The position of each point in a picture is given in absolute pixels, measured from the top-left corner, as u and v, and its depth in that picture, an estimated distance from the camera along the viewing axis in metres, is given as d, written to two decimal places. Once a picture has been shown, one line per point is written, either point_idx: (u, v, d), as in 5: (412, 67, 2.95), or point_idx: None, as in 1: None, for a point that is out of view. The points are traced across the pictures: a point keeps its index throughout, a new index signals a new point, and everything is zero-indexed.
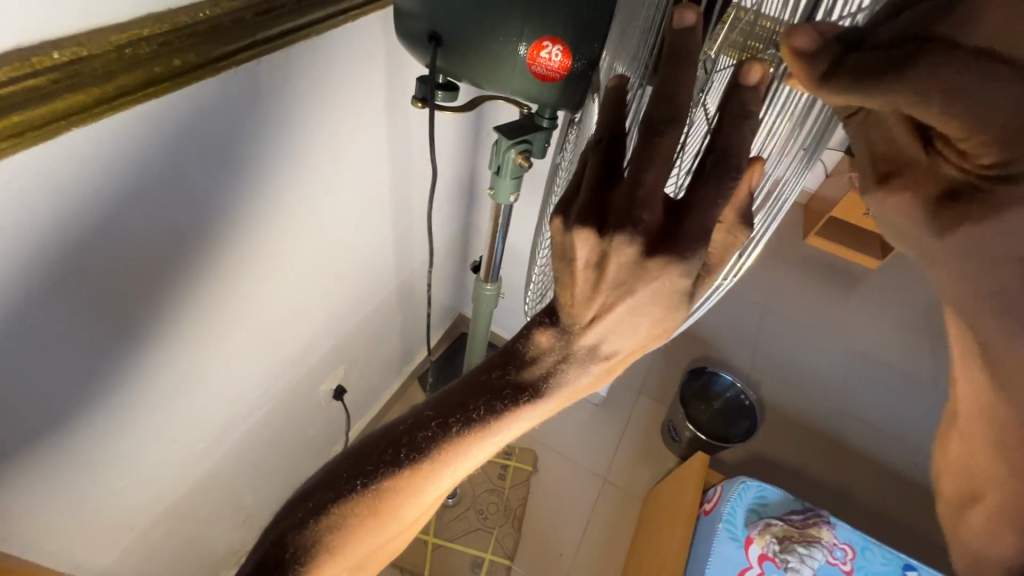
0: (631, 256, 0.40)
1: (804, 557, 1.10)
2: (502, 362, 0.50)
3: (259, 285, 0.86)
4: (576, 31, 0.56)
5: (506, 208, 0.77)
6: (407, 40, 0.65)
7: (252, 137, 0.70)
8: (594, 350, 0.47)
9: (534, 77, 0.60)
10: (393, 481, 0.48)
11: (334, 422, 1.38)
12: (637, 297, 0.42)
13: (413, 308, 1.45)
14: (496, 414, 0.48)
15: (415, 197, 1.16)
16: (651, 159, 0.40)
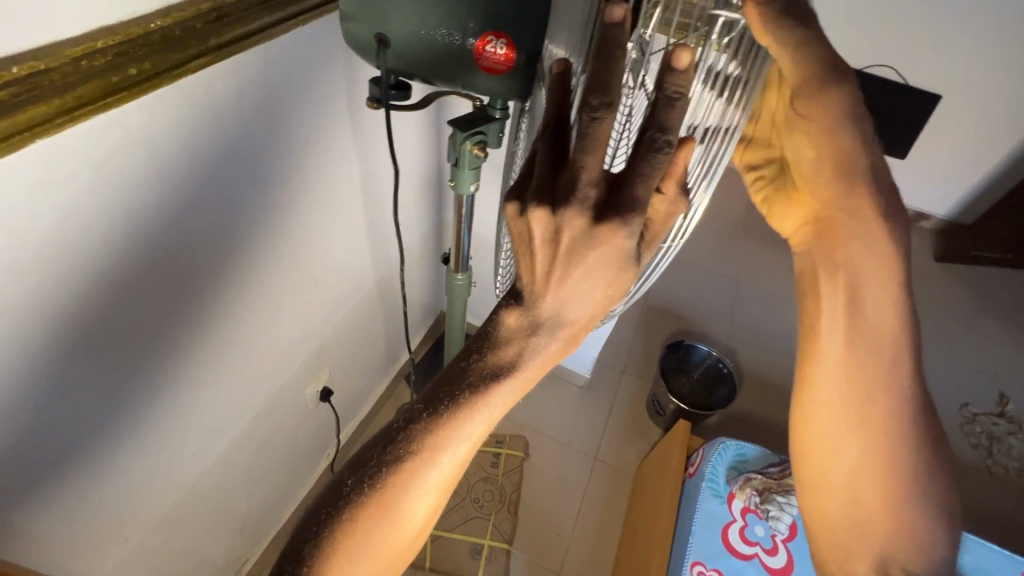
0: (582, 227, 0.44)
1: (783, 505, 1.16)
2: (476, 347, 0.53)
3: (236, 296, 0.88)
4: (516, 25, 0.59)
5: (467, 198, 0.78)
6: (355, 45, 0.67)
7: (219, 147, 0.72)
8: (558, 318, 0.50)
9: (483, 69, 0.63)
10: (397, 475, 0.52)
11: (324, 425, 1.40)
12: (588, 263, 0.46)
13: (394, 308, 1.47)
14: (479, 393, 0.51)
15: (384, 198, 1.18)
16: (587, 142, 0.42)
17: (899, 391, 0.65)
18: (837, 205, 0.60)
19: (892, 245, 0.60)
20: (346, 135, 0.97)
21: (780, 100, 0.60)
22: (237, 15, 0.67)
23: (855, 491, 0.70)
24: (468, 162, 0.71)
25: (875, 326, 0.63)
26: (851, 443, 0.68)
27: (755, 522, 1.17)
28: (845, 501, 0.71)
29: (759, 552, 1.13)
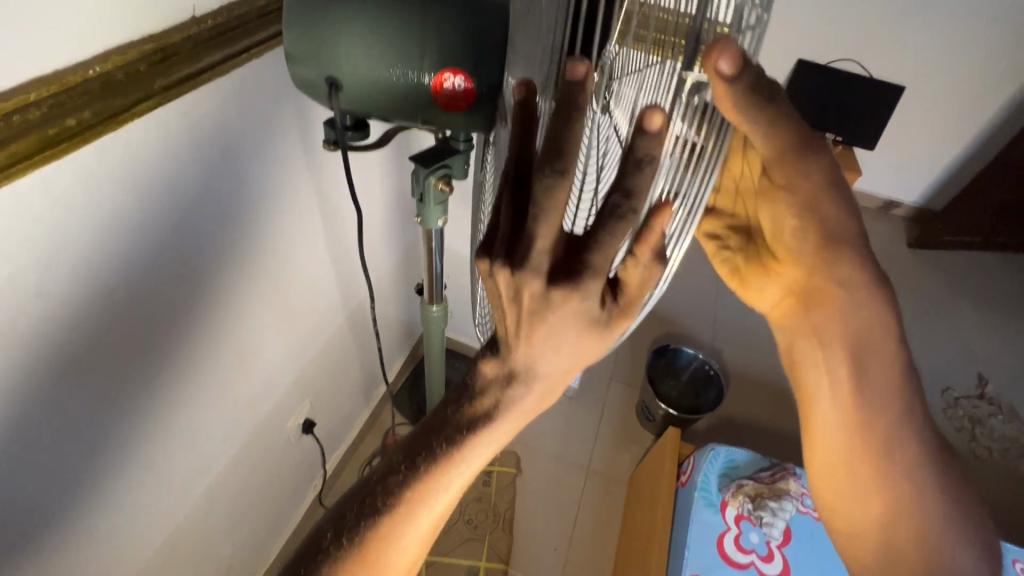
0: (541, 288, 0.41)
1: (776, 510, 1.15)
2: (456, 398, 0.51)
3: (201, 339, 0.85)
4: (472, 59, 0.57)
5: (436, 232, 0.76)
6: (308, 87, 0.64)
7: (171, 192, 0.70)
8: (530, 372, 0.48)
9: (438, 105, 0.60)
10: (375, 530, 0.50)
11: (307, 459, 1.36)
12: (551, 322, 0.43)
13: (370, 333, 1.44)
14: (457, 446, 0.49)
15: (348, 225, 1.15)
16: (541, 211, 0.38)
17: (908, 452, 0.64)
18: (822, 274, 0.59)
19: (882, 315, 0.60)
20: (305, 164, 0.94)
21: (745, 168, 0.58)
22: (180, 56, 0.64)
23: (891, 552, 0.67)
24: (433, 197, 0.69)
25: (880, 387, 0.61)
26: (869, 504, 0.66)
27: (750, 530, 1.16)
28: (879, 560, 0.68)
29: (755, 559, 1.12)
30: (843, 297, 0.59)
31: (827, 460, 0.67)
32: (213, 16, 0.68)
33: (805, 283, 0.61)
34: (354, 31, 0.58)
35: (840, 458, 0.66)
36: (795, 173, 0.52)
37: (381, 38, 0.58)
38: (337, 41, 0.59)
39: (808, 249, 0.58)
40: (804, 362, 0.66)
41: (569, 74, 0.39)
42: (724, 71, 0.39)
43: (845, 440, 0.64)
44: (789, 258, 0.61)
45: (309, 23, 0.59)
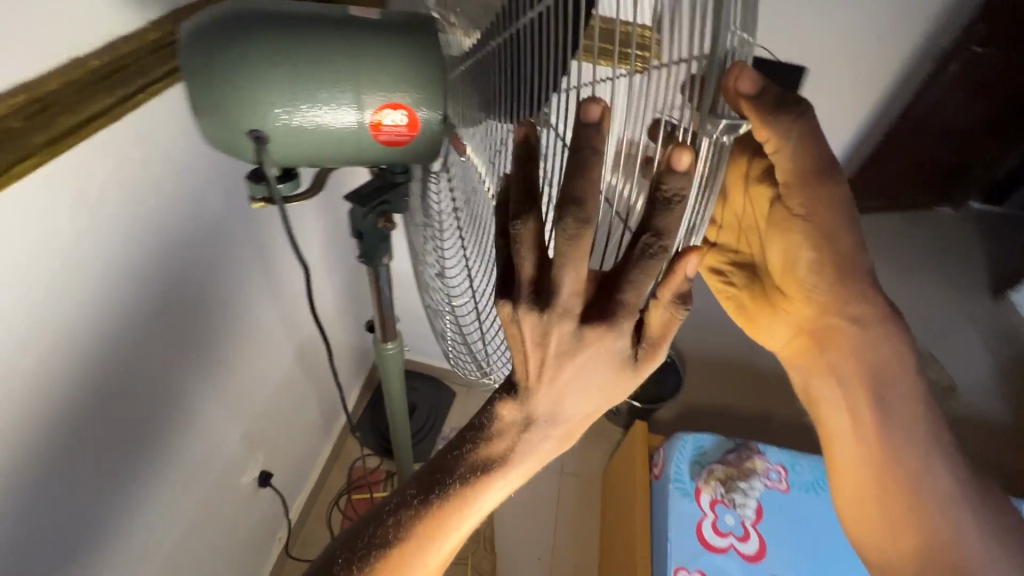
0: (570, 329, 0.38)
1: (747, 491, 1.20)
2: (469, 436, 0.48)
3: (124, 410, 0.77)
4: (413, 92, 0.48)
5: (383, 272, 0.71)
6: (217, 140, 0.49)
7: (76, 257, 0.63)
8: (554, 416, 0.45)
9: (383, 145, 0.50)
10: (385, 561, 0.49)
11: (267, 512, 1.27)
12: (579, 362, 0.40)
13: (322, 369, 1.36)
14: (471, 483, 0.47)
15: (285, 260, 1.07)
16: (567, 260, 0.35)
17: (911, 459, 0.64)
18: (837, 310, 0.61)
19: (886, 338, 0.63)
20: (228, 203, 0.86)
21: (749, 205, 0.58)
22: (62, 107, 0.56)
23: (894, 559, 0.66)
24: (376, 235, 0.65)
25: (900, 405, 0.64)
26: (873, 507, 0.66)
27: (725, 512, 1.19)
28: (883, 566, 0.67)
29: (732, 542, 1.15)
30: (855, 332, 0.62)
31: (853, 485, 0.67)
32: (97, 56, 0.59)
33: (820, 321, 0.62)
34: (272, 75, 0.45)
35: (862, 481, 0.66)
36: (812, 199, 0.50)
37: (301, 71, 0.45)
38: (253, 90, 0.45)
39: (814, 278, 0.59)
40: (814, 387, 0.67)
41: (583, 118, 0.33)
42: (743, 90, 0.35)
43: (849, 445, 0.66)
44: (802, 295, 0.61)
45: (205, 73, 0.46)
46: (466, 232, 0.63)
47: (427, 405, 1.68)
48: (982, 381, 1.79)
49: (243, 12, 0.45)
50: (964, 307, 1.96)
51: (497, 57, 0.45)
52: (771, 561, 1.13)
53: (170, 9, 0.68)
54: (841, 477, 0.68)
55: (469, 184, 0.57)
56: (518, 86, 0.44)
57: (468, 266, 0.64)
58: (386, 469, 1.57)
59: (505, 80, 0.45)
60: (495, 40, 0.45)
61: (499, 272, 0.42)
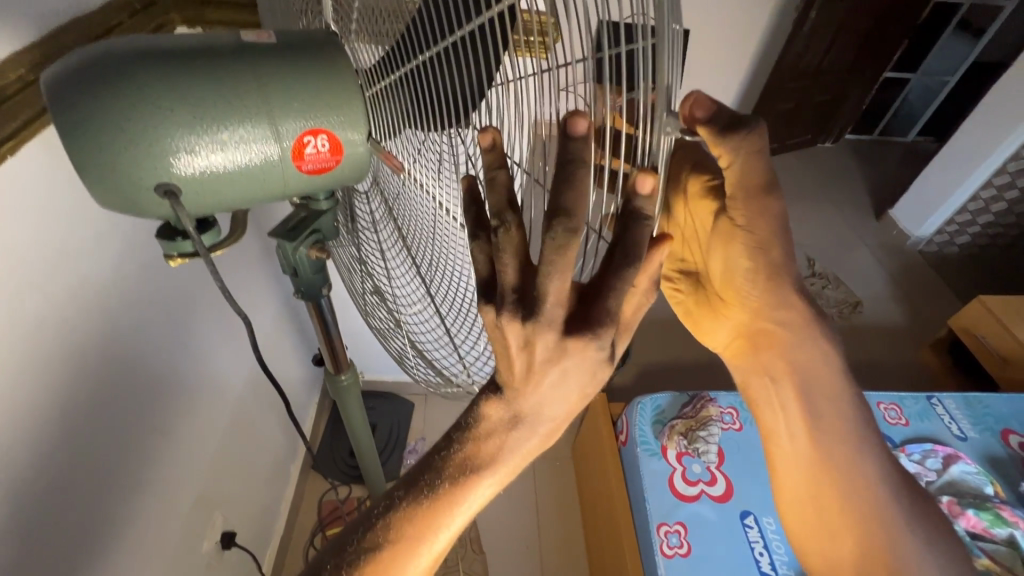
0: (556, 338, 0.35)
1: (707, 438, 1.28)
2: (455, 437, 0.44)
3: (60, 500, 0.68)
4: (332, 115, 0.45)
5: (325, 303, 0.67)
6: (107, 199, 0.42)
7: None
8: (538, 415, 0.41)
9: (309, 176, 0.46)
10: (374, 564, 0.45)
11: (237, 572, 1.18)
12: (565, 367, 0.37)
13: (271, 410, 1.28)
14: (462, 484, 0.43)
15: (213, 302, 0.99)
16: (553, 265, 0.31)
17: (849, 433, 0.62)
18: (766, 315, 0.59)
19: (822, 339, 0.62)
20: (139, 255, 0.77)
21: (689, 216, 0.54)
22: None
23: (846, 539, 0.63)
24: (311, 267, 0.60)
25: (825, 405, 0.62)
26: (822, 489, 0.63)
27: (691, 462, 1.26)
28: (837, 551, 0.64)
29: (703, 488, 1.22)
30: (787, 337, 0.60)
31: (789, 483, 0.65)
32: None
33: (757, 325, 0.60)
34: (170, 120, 0.40)
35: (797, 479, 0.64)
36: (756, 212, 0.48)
37: (196, 102, 0.40)
38: (151, 139, 0.40)
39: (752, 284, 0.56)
40: (754, 389, 0.64)
41: (568, 133, 0.31)
42: (702, 120, 0.40)
43: (791, 427, 0.63)
44: (738, 300, 0.59)
45: (86, 130, 0.39)
46: (409, 239, 0.58)
47: (388, 421, 1.63)
48: (879, 293, 1.95)
49: (114, 59, 0.40)
50: (852, 231, 2.15)
51: (418, 73, 0.44)
52: (738, 496, 1.21)
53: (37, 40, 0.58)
54: (780, 475, 0.66)
55: (409, 197, 0.53)
56: (441, 99, 0.44)
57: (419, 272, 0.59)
58: (356, 497, 1.51)
59: (429, 95, 0.44)
60: (416, 59, 0.44)
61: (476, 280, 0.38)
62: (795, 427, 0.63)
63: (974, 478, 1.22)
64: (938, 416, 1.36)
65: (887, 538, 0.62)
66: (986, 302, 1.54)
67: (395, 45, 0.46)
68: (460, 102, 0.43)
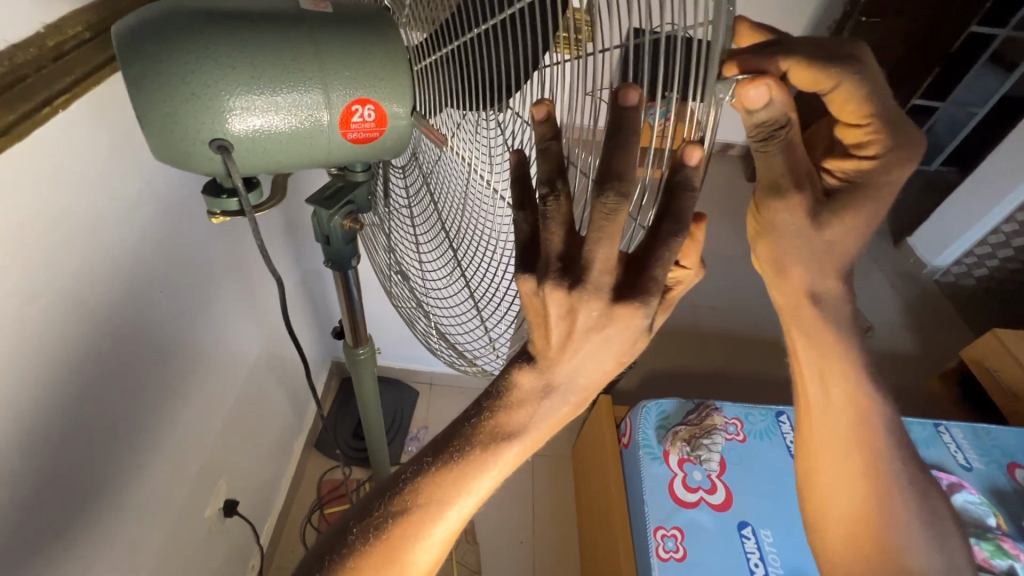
0: (601, 305, 0.38)
1: (710, 446, 1.28)
2: (485, 405, 0.46)
3: (90, 436, 0.72)
4: (380, 85, 0.46)
5: (351, 276, 0.68)
6: (162, 149, 0.44)
7: (12, 297, 0.56)
8: (571, 384, 0.43)
9: (353, 144, 0.48)
10: (404, 527, 0.46)
11: (236, 540, 1.20)
12: (605, 334, 0.39)
13: (281, 384, 1.30)
14: (491, 451, 0.45)
15: (235, 270, 1.01)
16: (600, 234, 0.34)
17: (875, 431, 0.70)
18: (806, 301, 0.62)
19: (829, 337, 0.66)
20: (172, 217, 0.80)
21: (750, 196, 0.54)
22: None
23: (856, 524, 0.71)
24: (343, 237, 0.62)
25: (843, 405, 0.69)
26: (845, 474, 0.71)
27: (693, 469, 1.26)
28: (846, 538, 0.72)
29: (702, 495, 1.23)
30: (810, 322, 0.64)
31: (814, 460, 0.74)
32: None
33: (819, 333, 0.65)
34: (229, 77, 0.42)
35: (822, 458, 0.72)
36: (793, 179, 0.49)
37: (254, 61, 0.42)
38: (208, 95, 0.42)
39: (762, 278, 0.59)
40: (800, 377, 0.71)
41: (620, 103, 0.33)
42: (749, 107, 0.39)
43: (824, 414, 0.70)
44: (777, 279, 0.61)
45: (151, 80, 0.41)
46: (444, 216, 0.59)
47: (392, 406, 1.64)
48: (891, 319, 1.94)
49: (178, 15, 0.41)
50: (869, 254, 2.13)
51: (466, 51, 0.46)
52: (737, 507, 1.21)
53: (95, 6, 0.61)
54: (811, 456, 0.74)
55: (450, 171, 0.55)
56: (487, 75, 0.46)
57: (460, 260, 0.60)
58: (355, 479, 1.52)
59: (476, 73, 0.46)
60: (464, 37, 0.45)
61: (517, 247, 0.40)
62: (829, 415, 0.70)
63: (977, 508, 1.21)
64: (945, 444, 1.35)
65: (891, 529, 0.69)
66: (1001, 334, 1.52)
67: (444, 23, 0.47)
68: (507, 76, 0.45)
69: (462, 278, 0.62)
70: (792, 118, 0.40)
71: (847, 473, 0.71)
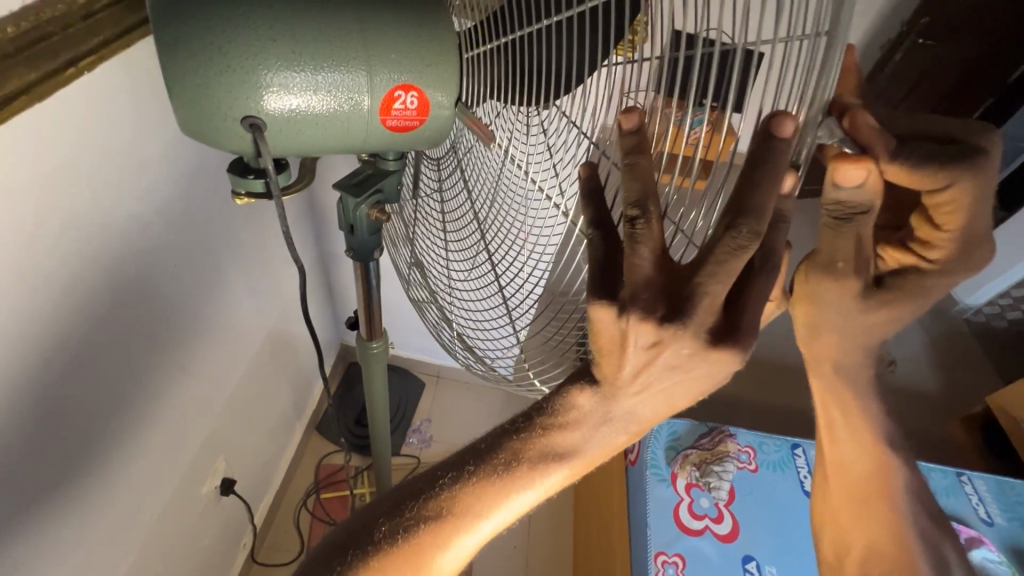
0: (694, 344, 0.34)
1: (720, 474, 1.24)
2: (536, 421, 0.42)
3: (99, 396, 0.71)
4: (426, 69, 0.43)
5: (373, 267, 0.65)
6: (195, 120, 0.41)
7: (10, 264, 0.54)
8: (630, 416, 0.40)
9: (392, 132, 0.45)
10: (433, 536, 0.42)
11: (231, 517, 1.19)
12: (689, 371, 0.36)
13: (287, 365, 1.28)
14: (540, 469, 0.41)
15: (249, 246, 0.98)
16: (718, 268, 0.32)
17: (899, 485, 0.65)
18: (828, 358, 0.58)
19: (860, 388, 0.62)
20: (193, 186, 0.77)
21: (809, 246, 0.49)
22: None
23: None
24: (368, 228, 0.58)
25: (864, 455, 0.65)
26: (864, 524, 0.66)
27: (700, 496, 1.22)
28: None
29: (708, 524, 1.18)
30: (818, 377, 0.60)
31: (831, 511, 0.69)
32: (9, 21, 0.47)
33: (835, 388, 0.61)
34: (270, 48, 0.38)
35: (840, 510, 0.68)
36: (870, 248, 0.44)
37: (293, 32, 0.39)
38: (249, 66, 0.38)
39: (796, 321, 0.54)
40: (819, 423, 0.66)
41: (773, 134, 0.30)
42: (840, 184, 0.34)
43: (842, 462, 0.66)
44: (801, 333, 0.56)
45: (187, 44, 0.38)
46: (481, 209, 0.55)
47: (398, 398, 1.62)
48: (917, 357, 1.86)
49: None
50: None
51: (522, 42, 0.42)
52: (743, 540, 1.17)
53: None
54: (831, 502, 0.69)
55: (491, 166, 0.51)
56: (541, 71, 0.42)
57: (492, 255, 0.56)
58: (354, 466, 1.51)
59: (530, 69, 0.43)
60: (519, 30, 0.42)
61: (590, 269, 0.36)
62: (850, 462, 0.65)
63: (996, 567, 1.16)
64: (966, 495, 1.28)
65: None
66: None
67: (498, 11, 0.44)
68: (562, 77, 0.42)
69: (492, 276, 0.58)
70: (876, 208, 0.36)
71: (868, 524, 0.66)
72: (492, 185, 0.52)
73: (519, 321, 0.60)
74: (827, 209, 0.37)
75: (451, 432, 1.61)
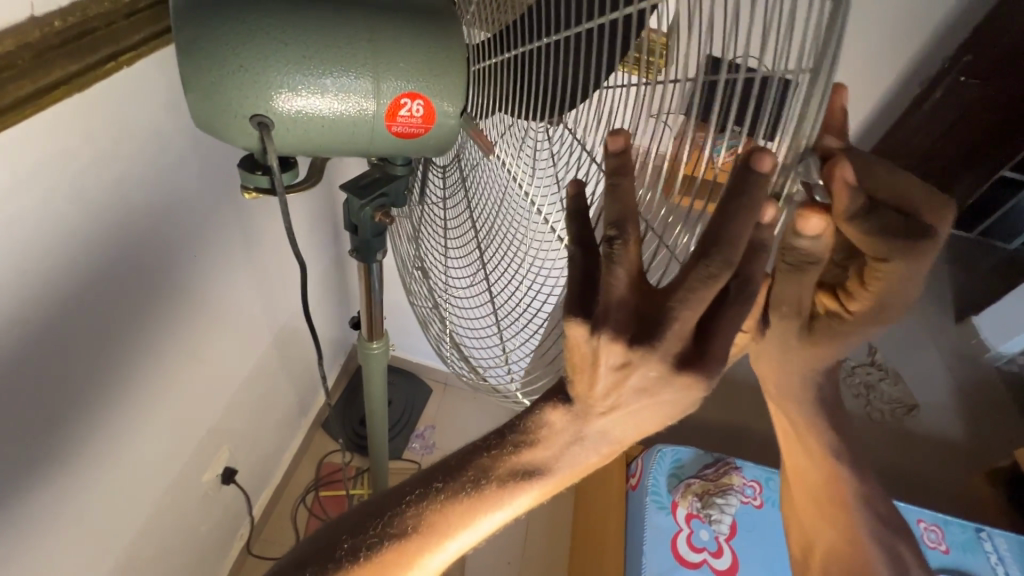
0: (661, 370, 0.34)
1: (723, 506, 1.20)
2: (506, 439, 0.42)
3: (108, 377, 0.74)
4: (432, 80, 0.44)
5: (375, 267, 0.66)
6: (207, 117, 0.43)
7: (36, 245, 0.57)
8: (602, 435, 0.40)
9: (397, 139, 0.46)
10: (397, 553, 0.41)
11: (230, 507, 1.21)
12: (657, 396, 0.36)
13: (296, 361, 1.30)
14: (508, 489, 0.41)
15: (265, 241, 1.01)
16: (689, 296, 0.32)
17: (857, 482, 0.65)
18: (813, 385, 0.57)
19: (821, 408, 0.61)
20: (213, 179, 0.80)
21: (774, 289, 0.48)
22: (12, 71, 0.48)
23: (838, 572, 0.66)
24: (371, 230, 0.60)
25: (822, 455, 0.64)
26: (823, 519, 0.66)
27: (700, 527, 1.19)
28: None
29: (707, 557, 1.15)
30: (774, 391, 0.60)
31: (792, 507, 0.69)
32: (57, 15, 0.51)
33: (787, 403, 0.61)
34: (284, 53, 0.40)
35: (803, 509, 0.67)
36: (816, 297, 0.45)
37: (307, 37, 0.40)
38: (262, 70, 0.40)
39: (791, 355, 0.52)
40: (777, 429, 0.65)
41: (751, 167, 0.30)
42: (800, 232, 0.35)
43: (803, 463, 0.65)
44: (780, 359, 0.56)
45: (206, 46, 0.40)
46: (479, 220, 0.56)
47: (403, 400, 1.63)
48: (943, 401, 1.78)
49: None
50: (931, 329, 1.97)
51: (526, 59, 0.43)
52: None
53: None
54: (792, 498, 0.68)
55: (491, 178, 0.52)
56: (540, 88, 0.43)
57: (486, 268, 0.57)
58: (354, 466, 1.51)
59: (532, 86, 0.43)
60: (524, 47, 0.43)
61: (569, 284, 0.36)
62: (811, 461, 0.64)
63: None
64: (985, 553, 1.21)
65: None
66: None
67: (508, 27, 0.45)
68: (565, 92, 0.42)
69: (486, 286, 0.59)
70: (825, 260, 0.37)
71: (829, 521, 0.66)
72: (494, 199, 0.52)
73: (509, 335, 0.60)
74: (782, 251, 0.38)
75: (454, 439, 1.60)
